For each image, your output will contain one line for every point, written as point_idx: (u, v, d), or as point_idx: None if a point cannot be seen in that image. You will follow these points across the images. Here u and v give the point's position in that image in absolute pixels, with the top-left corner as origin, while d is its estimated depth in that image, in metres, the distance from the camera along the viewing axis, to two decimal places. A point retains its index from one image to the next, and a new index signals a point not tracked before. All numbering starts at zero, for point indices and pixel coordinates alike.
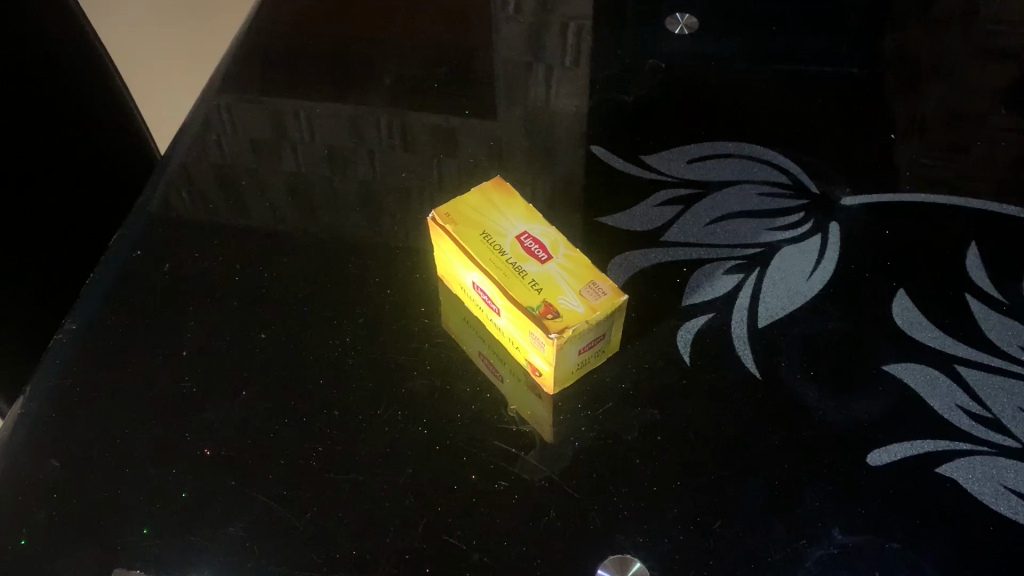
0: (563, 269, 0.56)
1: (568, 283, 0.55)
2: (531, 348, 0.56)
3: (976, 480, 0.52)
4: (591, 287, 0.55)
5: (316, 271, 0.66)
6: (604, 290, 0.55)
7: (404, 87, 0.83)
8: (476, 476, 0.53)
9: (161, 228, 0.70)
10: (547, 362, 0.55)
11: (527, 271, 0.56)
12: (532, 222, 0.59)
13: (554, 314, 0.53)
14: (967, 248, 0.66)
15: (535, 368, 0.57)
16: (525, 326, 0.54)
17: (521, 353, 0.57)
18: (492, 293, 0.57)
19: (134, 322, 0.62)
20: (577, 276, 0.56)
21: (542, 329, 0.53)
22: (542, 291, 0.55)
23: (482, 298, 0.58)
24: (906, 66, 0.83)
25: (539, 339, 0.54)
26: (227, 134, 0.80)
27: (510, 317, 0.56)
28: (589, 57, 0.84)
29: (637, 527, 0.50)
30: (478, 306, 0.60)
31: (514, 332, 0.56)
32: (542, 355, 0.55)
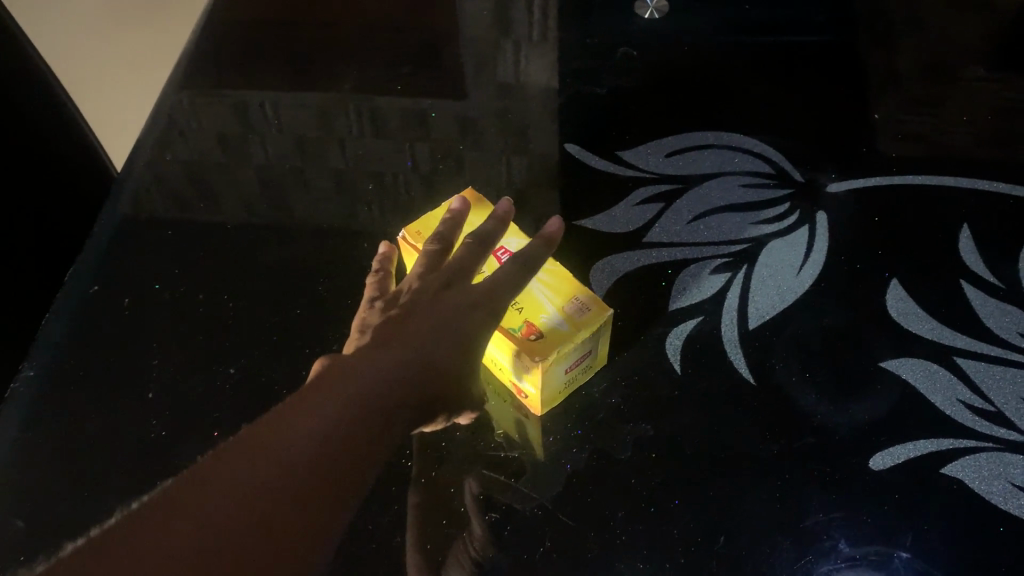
0: (546, 288, 0.56)
1: (551, 301, 0.55)
2: (515, 371, 0.54)
3: (983, 479, 0.50)
4: (576, 303, 0.55)
5: (284, 294, 0.62)
6: (588, 306, 0.54)
7: (366, 86, 0.79)
8: (465, 508, 0.50)
9: (119, 255, 0.66)
10: (532, 383, 0.53)
11: None
12: (509, 236, 0.61)
13: (538, 336, 0.53)
14: (959, 231, 0.63)
15: (522, 390, 0.55)
16: (508, 348, 0.53)
17: (505, 373, 0.56)
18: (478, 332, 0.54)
19: (97, 361, 0.59)
20: (561, 293, 0.55)
21: (529, 350, 0.52)
22: (523, 310, 0.55)
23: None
24: (886, 37, 0.80)
25: (526, 360, 0.52)
26: (182, 150, 0.75)
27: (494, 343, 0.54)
28: (558, 47, 0.80)
29: (637, 552, 0.48)
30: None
31: (500, 359, 0.55)
32: (529, 379, 0.53)
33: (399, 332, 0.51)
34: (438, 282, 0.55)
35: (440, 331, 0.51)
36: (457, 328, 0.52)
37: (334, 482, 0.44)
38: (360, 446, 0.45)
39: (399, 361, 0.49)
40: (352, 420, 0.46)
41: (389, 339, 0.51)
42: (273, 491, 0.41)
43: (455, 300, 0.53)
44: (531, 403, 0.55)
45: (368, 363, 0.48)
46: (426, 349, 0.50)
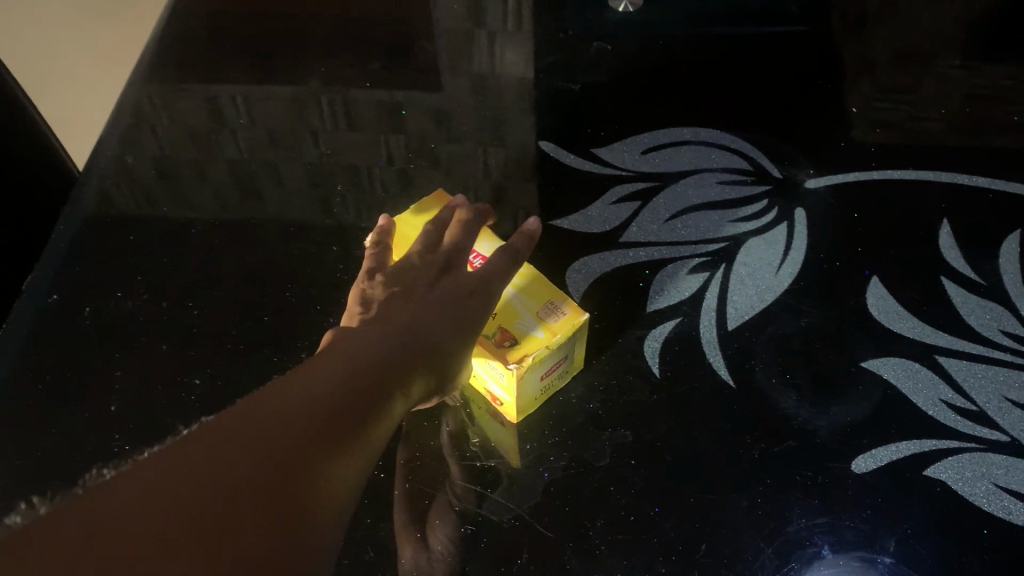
0: (520, 292, 0.54)
1: (525, 306, 0.53)
2: (489, 377, 0.53)
3: (967, 481, 0.49)
4: (549, 307, 0.53)
5: (253, 301, 0.61)
6: (563, 311, 0.53)
7: (335, 83, 0.77)
8: (441, 521, 0.49)
9: (79, 261, 0.64)
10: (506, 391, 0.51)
11: None
12: (482, 240, 0.59)
13: (512, 342, 0.51)
14: (939, 227, 0.63)
15: (494, 397, 0.53)
16: (481, 356, 0.51)
17: (477, 380, 0.54)
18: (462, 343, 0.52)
19: (56, 369, 0.57)
20: (535, 298, 0.54)
21: (503, 358, 0.50)
22: (497, 316, 0.53)
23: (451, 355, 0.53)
24: (862, 28, 0.79)
25: (500, 368, 0.51)
26: (144, 150, 0.73)
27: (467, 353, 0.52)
28: (531, 42, 0.79)
29: (617, 563, 0.47)
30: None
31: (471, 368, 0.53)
32: (503, 387, 0.51)
33: (402, 310, 0.50)
34: (436, 267, 0.55)
35: (440, 315, 0.50)
36: (454, 315, 0.51)
37: (338, 448, 0.40)
38: (358, 417, 0.42)
39: (391, 343, 0.47)
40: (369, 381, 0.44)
41: (378, 325, 0.48)
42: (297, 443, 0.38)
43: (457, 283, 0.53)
44: (505, 409, 0.53)
45: (374, 336, 0.47)
46: (418, 334, 0.49)
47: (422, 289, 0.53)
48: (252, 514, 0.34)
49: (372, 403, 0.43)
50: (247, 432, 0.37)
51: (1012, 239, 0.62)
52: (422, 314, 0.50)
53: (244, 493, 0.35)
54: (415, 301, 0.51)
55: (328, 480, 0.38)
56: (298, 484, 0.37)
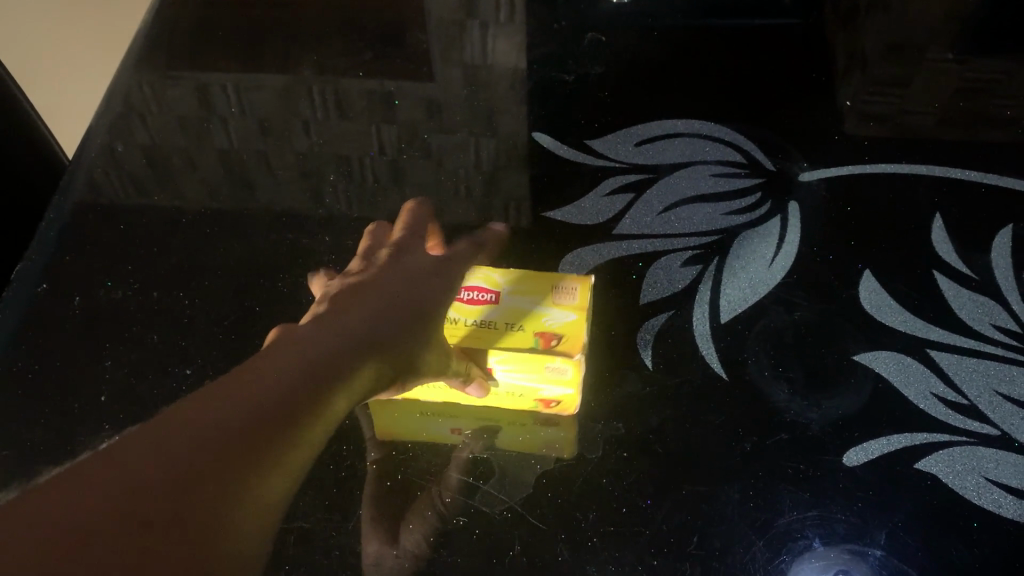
0: (520, 292, 0.53)
1: (536, 301, 0.53)
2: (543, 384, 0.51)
3: (957, 474, 0.49)
4: (558, 290, 0.53)
5: (243, 291, 0.60)
6: (572, 287, 0.54)
7: (326, 71, 0.77)
8: (433, 512, 0.48)
9: (67, 250, 0.63)
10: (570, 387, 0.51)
11: (492, 320, 0.52)
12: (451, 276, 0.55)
13: (557, 338, 0.51)
14: (932, 221, 0.63)
15: (549, 403, 0.52)
16: (535, 367, 0.50)
17: (525, 396, 0.52)
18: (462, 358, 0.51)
19: (45, 360, 0.57)
20: (538, 291, 0.53)
21: (560, 356, 0.50)
22: (522, 325, 0.51)
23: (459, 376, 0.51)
24: (854, 22, 0.80)
25: (561, 367, 0.50)
26: (134, 139, 0.72)
27: (513, 373, 0.51)
28: (524, 32, 0.79)
29: (609, 556, 0.47)
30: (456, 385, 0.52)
31: (520, 386, 0.51)
32: (565, 385, 0.51)
33: (353, 296, 0.50)
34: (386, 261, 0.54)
35: (390, 307, 0.49)
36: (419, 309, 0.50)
37: (286, 437, 0.39)
38: (318, 398, 0.42)
39: (339, 331, 0.46)
40: (318, 367, 0.43)
41: (330, 324, 0.47)
42: (244, 430, 0.38)
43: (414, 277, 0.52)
44: (564, 406, 0.52)
45: (320, 330, 0.46)
46: (380, 321, 0.48)
47: (374, 281, 0.51)
48: (219, 490, 0.35)
49: (329, 388, 0.43)
50: (195, 423, 0.37)
51: (1003, 234, 0.62)
52: (375, 302, 0.49)
53: (201, 474, 0.35)
54: (366, 293, 0.50)
55: (277, 465, 0.39)
56: (239, 464, 0.36)
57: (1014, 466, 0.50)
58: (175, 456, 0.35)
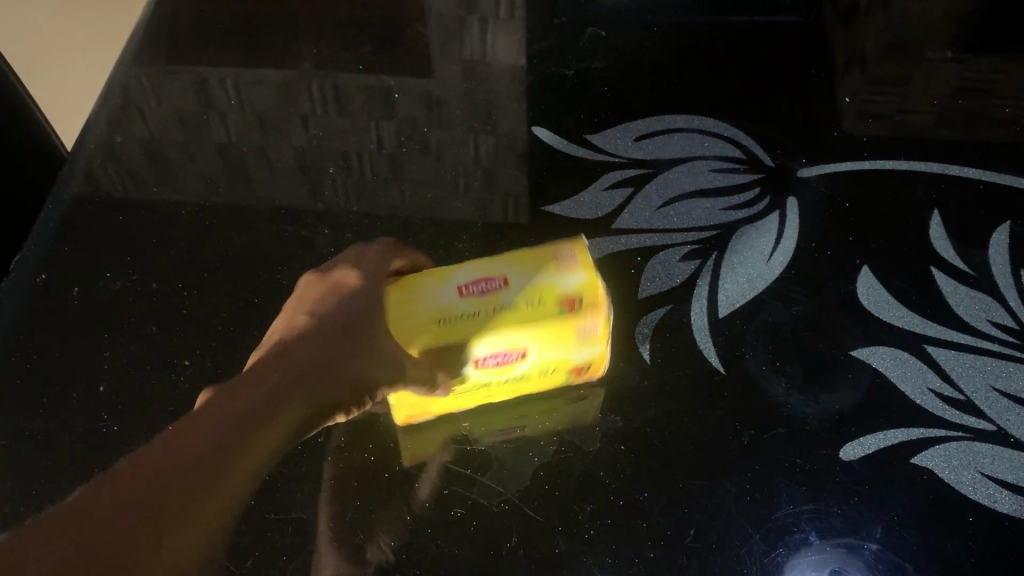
0: (520, 264, 0.49)
1: (541, 267, 0.49)
2: (575, 348, 0.50)
3: (953, 469, 0.50)
4: (556, 252, 0.50)
5: (242, 282, 0.60)
6: (567, 247, 0.50)
7: (327, 65, 0.77)
8: (430, 505, 0.49)
9: (67, 241, 0.63)
10: (602, 343, 0.50)
11: (511, 303, 0.48)
12: (445, 271, 0.49)
13: (579, 298, 0.48)
14: (930, 217, 0.63)
15: (580, 368, 0.52)
16: (569, 333, 0.49)
17: (556, 364, 0.51)
18: (490, 345, 0.48)
19: (45, 351, 0.57)
20: (540, 260, 0.50)
21: (590, 313, 0.48)
22: (541, 296, 0.48)
23: (490, 365, 0.49)
24: (854, 20, 0.80)
25: (593, 324, 0.49)
26: (135, 130, 0.73)
27: (547, 347, 0.49)
28: (524, 27, 0.79)
29: (606, 547, 0.47)
30: (488, 373, 0.50)
31: (555, 357, 0.50)
32: (596, 342, 0.50)
33: (268, 366, 0.48)
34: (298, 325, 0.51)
35: (302, 364, 0.48)
36: (353, 331, 0.48)
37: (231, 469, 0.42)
38: (253, 440, 0.44)
39: (266, 382, 0.46)
40: (254, 415, 0.45)
41: (248, 390, 0.46)
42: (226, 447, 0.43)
43: (318, 324, 0.50)
44: (595, 369, 0.52)
45: (248, 389, 0.46)
46: (302, 373, 0.47)
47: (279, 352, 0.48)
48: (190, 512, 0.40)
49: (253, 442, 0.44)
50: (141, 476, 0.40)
51: (1001, 231, 0.62)
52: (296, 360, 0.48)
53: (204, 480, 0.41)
54: (281, 358, 0.48)
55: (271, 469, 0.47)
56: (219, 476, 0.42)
57: (1009, 462, 0.50)
58: (147, 478, 0.40)
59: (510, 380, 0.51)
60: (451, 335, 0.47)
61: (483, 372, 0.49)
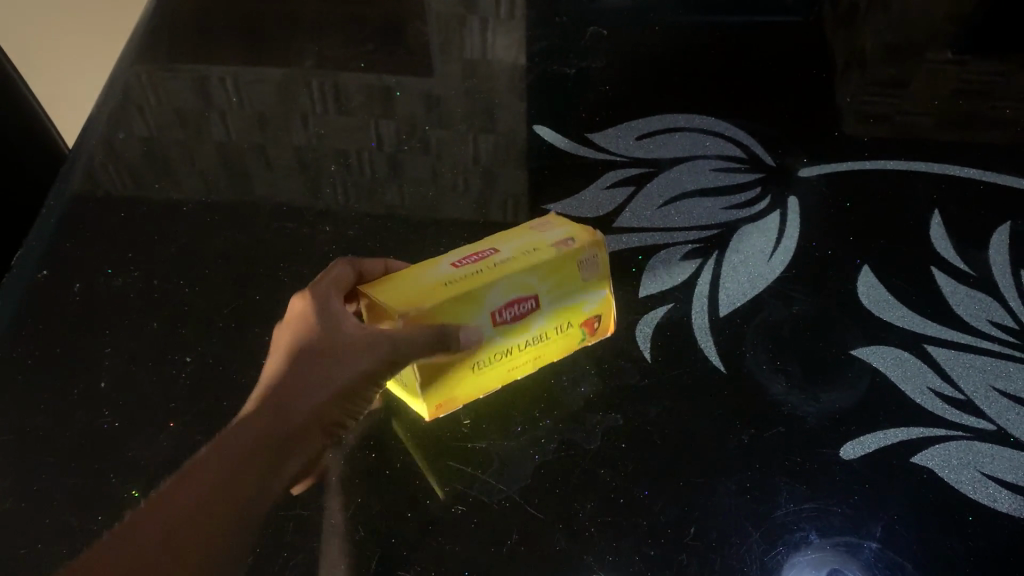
0: (506, 237, 0.55)
1: (527, 234, 0.55)
2: (583, 292, 0.54)
3: (954, 468, 0.50)
4: (536, 226, 0.56)
5: (243, 279, 0.60)
6: (544, 222, 0.57)
7: (329, 66, 0.77)
8: (432, 502, 0.49)
9: (68, 237, 0.63)
10: (603, 280, 0.54)
11: (509, 256, 0.53)
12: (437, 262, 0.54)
13: (571, 240, 0.54)
14: (930, 217, 0.63)
15: (591, 322, 0.55)
16: (570, 269, 0.53)
17: (570, 313, 0.54)
18: (504, 291, 0.51)
19: (45, 346, 0.57)
20: (521, 233, 0.56)
21: (582, 248, 0.53)
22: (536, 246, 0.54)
23: (509, 317, 0.52)
24: (853, 22, 0.80)
25: (589, 258, 0.54)
26: (136, 127, 0.73)
27: (554, 291, 0.53)
28: (525, 29, 0.79)
29: (606, 544, 0.47)
30: (509, 334, 0.52)
31: (565, 304, 0.54)
32: (598, 278, 0.54)
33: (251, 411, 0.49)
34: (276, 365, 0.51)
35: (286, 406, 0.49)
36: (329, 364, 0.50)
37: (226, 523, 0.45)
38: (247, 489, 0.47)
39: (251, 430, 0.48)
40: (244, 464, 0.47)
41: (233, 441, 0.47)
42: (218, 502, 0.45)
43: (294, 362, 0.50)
44: (605, 324, 0.56)
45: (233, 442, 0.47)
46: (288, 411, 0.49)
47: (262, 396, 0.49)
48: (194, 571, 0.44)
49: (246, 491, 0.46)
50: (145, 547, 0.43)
51: (1001, 231, 0.62)
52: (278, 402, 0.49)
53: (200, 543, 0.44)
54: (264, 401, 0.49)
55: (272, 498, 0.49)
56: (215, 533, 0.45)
57: (1009, 461, 0.50)
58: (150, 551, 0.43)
59: (529, 344, 0.53)
60: (465, 289, 0.50)
61: (503, 332, 0.52)
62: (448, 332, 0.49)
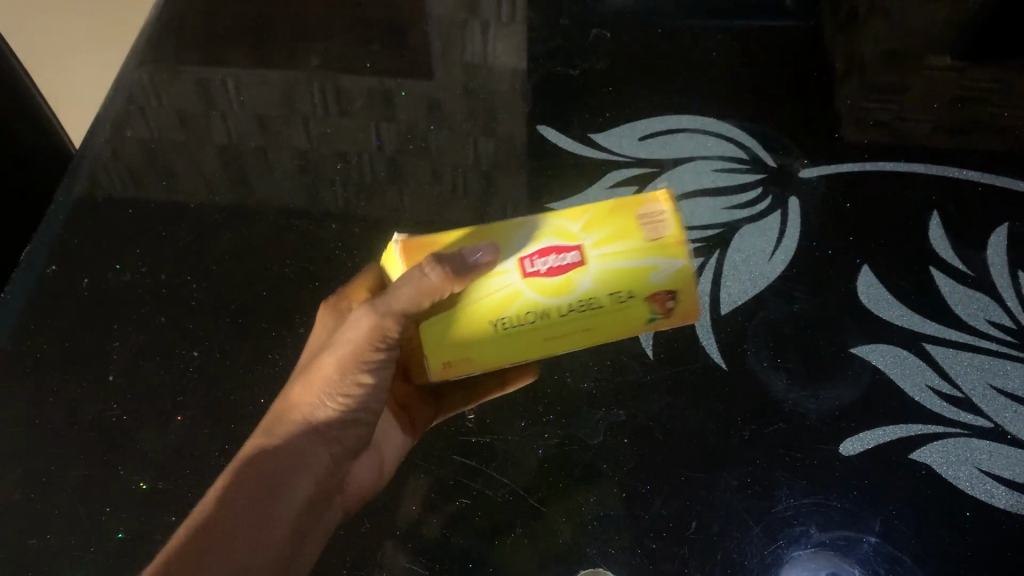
0: None
1: None
2: (644, 248, 0.46)
3: (952, 464, 0.50)
4: None
5: (249, 275, 0.61)
6: None
7: (333, 64, 0.77)
8: (437, 496, 0.50)
9: (76, 234, 0.64)
10: (678, 241, 0.46)
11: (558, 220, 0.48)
12: None
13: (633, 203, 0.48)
14: (929, 218, 0.64)
15: (662, 299, 0.47)
16: (632, 221, 0.46)
17: (628, 274, 0.46)
18: (535, 235, 0.46)
19: (53, 341, 0.57)
20: None
21: (648, 205, 0.47)
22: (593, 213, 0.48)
23: (540, 266, 0.45)
24: (855, 22, 0.81)
25: (657, 214, 0.46)
26: (145, 127, 0.73)
27: (606, 245, 0.46)
28: (528, 28, 0.80)
29: (608, 538, 0.48)
30: (544, 290, 0.45)
31: (623, 262, 0.46)
32: (665, 233, 0.46)
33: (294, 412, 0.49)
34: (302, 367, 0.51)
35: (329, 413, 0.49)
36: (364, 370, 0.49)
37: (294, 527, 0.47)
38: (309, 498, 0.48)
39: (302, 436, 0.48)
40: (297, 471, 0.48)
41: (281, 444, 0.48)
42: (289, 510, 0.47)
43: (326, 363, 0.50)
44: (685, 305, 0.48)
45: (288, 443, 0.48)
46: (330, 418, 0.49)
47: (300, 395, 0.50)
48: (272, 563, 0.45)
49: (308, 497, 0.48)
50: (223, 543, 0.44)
51: (1000, 232, 0.63)
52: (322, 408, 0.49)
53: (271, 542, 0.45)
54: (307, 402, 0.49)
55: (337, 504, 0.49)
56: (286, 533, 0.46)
57: (1006, 458, 0.51)
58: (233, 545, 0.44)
59: (572, 308, 0.46)
60: (490, 235, 0.47)
61: (536, 286, 0.45)
62: (462, 257, 0.44)
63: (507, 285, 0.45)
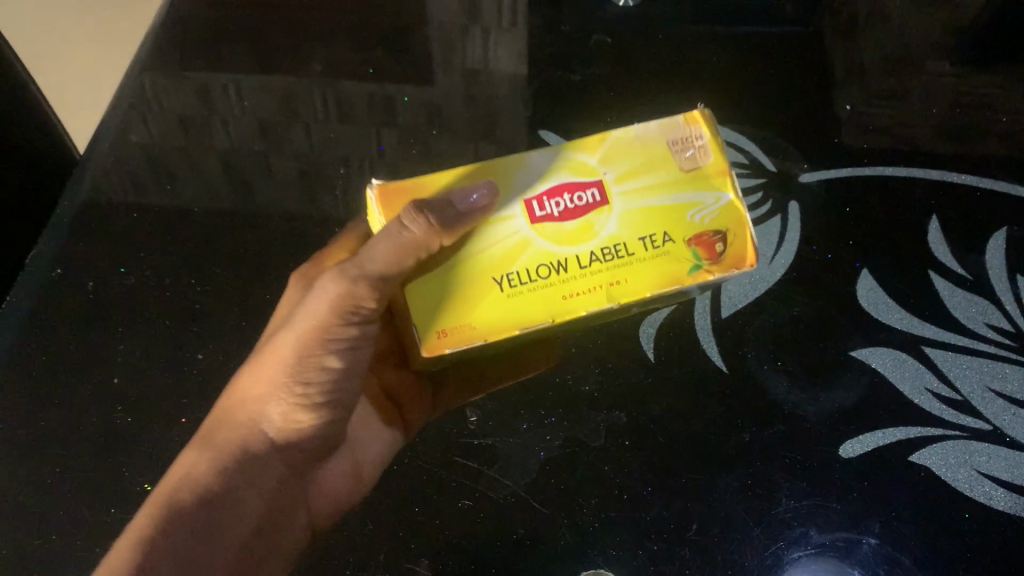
0: None
1: None
2: (673, 178, 0.50)
3: (951, 466, 0.51)
4: None
5: (253, 279, 0.61)
6: None
7: (336, 68, 0.78)
8: (440, 497, 0.50)
9: (81, 239, 0.65)
10: (714, 165, 0.50)
11: None
12: None
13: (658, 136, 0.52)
14: (928, 222, 0.64)
15: (710, 238, 0.49)
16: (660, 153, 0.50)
17: (661, 204, 0.49)
18: (552, 177, 0.49)
19: (60, 345, 0.58)
20: None
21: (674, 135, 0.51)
22: None
23: (554, 207, 0.48)
24: (854, 27, 0.81)
25: (691, 140, 0.50)
26: (149, 132, 0.74)
27: (629, 182, 0.50)
28: (530, 32, 0.80)
29: (610, 540, 0.48)
30: (567, 231, 0.48)
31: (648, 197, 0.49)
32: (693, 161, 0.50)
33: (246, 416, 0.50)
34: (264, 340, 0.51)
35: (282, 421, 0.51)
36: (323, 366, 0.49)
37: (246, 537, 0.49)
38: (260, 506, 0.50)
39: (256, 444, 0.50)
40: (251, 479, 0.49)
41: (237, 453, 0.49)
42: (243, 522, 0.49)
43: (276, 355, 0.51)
44: (738, 246, 0.49)
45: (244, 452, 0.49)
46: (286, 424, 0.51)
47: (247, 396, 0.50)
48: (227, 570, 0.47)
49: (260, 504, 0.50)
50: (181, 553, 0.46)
51: (998, 236, 0.64)
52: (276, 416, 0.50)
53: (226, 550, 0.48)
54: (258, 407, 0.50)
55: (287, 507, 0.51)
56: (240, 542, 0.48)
57: (1005, 459, 0.51)
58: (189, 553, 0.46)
59: (600, 252, 0.48)
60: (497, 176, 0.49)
61: (551, 231, 0.48)
62: (450, 205, 0.46)
63: (518, 233, 0.48)
